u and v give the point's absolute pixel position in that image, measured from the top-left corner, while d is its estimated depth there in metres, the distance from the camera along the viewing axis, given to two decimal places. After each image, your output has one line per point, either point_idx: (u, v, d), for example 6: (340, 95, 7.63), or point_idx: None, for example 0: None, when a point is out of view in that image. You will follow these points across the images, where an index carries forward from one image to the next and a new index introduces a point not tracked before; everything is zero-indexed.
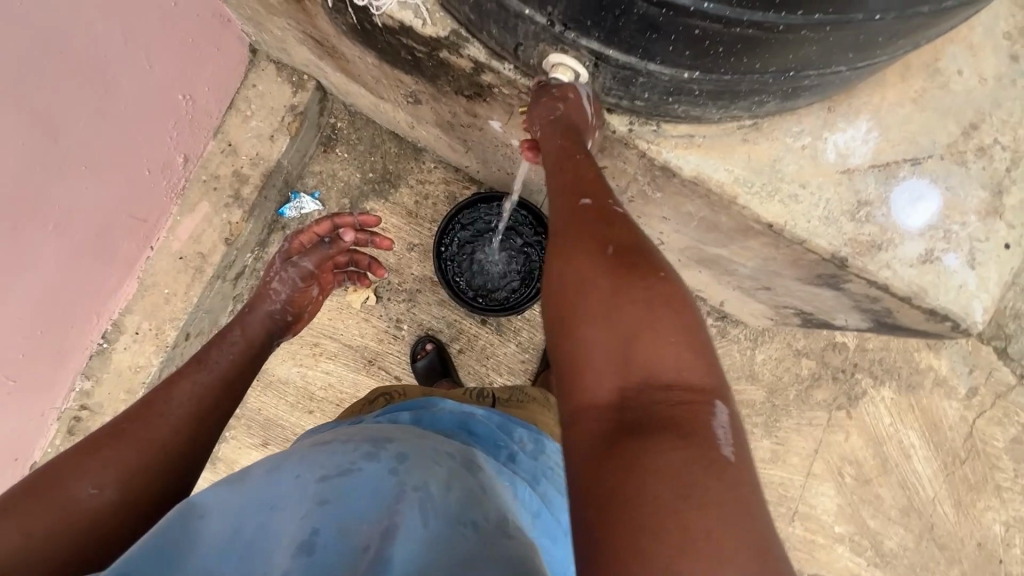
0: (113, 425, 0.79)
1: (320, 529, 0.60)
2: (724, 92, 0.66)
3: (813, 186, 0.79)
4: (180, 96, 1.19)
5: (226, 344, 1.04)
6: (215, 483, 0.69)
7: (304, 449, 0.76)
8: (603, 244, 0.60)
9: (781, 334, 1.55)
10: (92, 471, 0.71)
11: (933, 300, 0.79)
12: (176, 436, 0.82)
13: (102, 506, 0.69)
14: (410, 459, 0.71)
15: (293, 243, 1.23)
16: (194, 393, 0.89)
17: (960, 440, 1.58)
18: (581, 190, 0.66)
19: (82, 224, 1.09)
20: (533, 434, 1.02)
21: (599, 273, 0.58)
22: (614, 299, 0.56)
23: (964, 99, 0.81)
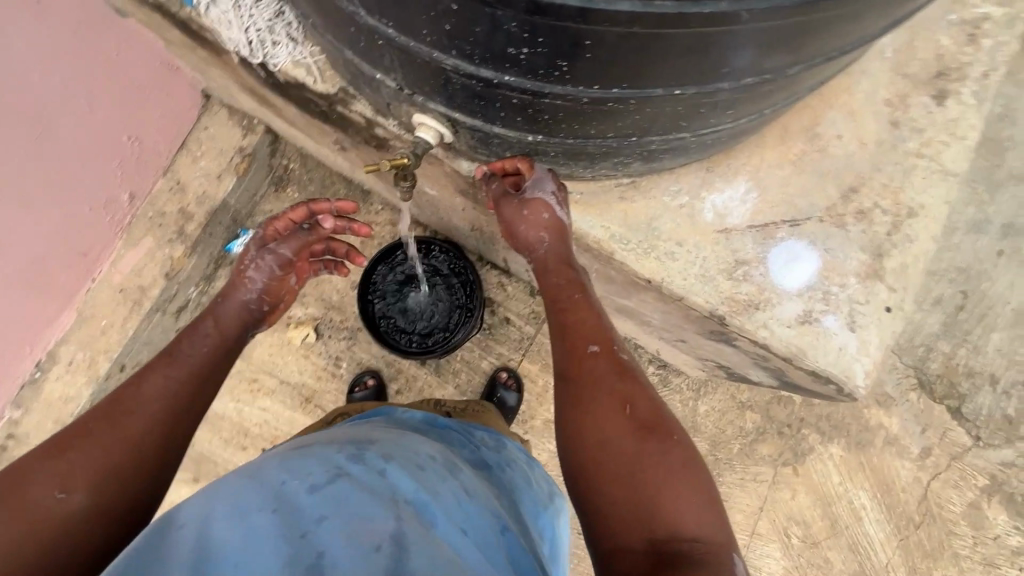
0: (81, 424, 0.75)
1: (327, 545, 0.59)
2: (578, 154, 0.68)
3: (689, 245, 0.80)
4: (126, 137, 1.25)
5: (197, 333, 0.93)
6: (186, 499, 0.65)
7: (279, 452, 0.76)
8: (622, 401, 0.73)
9: (724, 385, 1.52)
10: (59, 475, 0.68)
11: (812, 362, 0.78)
12: (149, 434, 0.77)
13: (69, 512, 0.67)
14: (397, 462, 0.74)
15: (266, 232, 1.01)
16: (171, 387, 0.83)
17: (914, 503, 1.51)
18: (591, 337, 0.79)
19: (15, 257, 1.12)
20: (493, 434, 1.09)
21: (620, 430, 0.71)
22: (637, 455, 0.68)
23: (844, 163, 0.82)
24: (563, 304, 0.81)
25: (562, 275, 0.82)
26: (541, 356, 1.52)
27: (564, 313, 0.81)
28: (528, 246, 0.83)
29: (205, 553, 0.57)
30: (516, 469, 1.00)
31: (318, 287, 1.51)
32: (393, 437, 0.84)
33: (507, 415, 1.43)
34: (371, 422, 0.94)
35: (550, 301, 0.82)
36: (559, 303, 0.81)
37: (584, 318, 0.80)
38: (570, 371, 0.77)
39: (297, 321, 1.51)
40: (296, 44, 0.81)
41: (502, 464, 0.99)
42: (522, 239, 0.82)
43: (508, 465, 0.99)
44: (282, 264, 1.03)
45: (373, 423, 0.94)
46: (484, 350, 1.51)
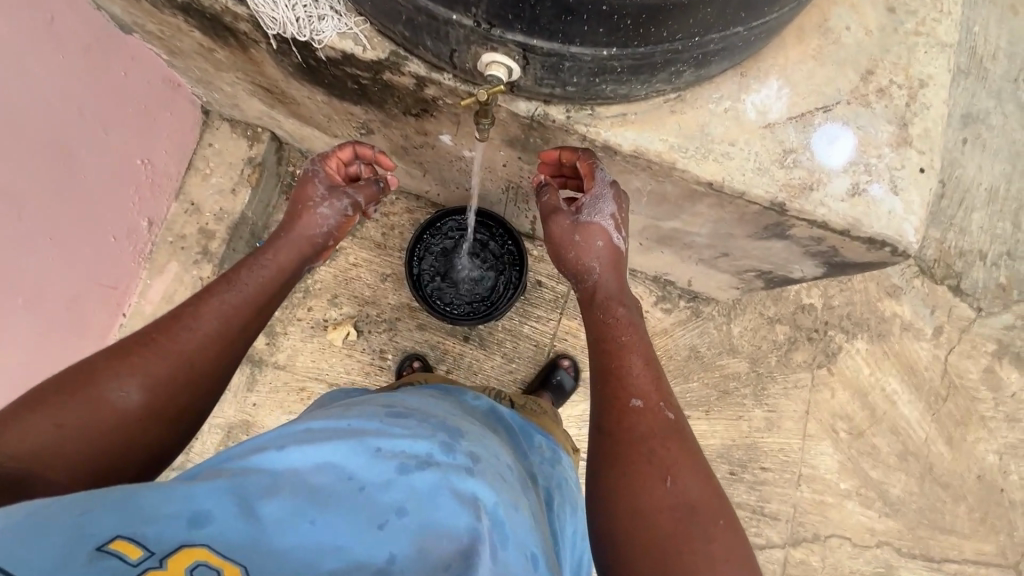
0: (144, 332, 0.77)
1: (398, 552, 0.60)
2: (643, 66, 0.74)
3: (741, 143, 0.86)
4: (139, 160, 1.22)
5: (255, 267, 0.90)
6: (291, 434, 0.71)
7: (379, 415, 0.78)
8: (664, 471, 0.73)
9: (751, 304, 1.61)
10: (123, 373, 0.72)
11: (869, 228, 0.86)
12: (204, 352, 0.78)
13: (124, 411, 0.70)
14: (481, 461, 0.75)
15: (329, 168, 1.01)
16: (224, 312, 0.82)
17: (937, 378, 1.64)
18: (632, 391, 0.80)
19: (53, 296, 1.09)
20: (550, 442, 1.11)
21: (664, 499, 0.71)
22: (674, 531, 0.69)
23: (857, 50, 0.90)
24: (609, 346, 0.85)
25: (615, 309, 0.89)
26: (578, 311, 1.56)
27: (609, 355, 0.84)
28: (578, 273, 0.94)
29: (295, 495, 0.62)
30: (563, 490, 1.03)
31: (349, 286, 1.52)
32: (480, 432, 0.85)
33: (560, 396, 1.47)
34: (453, 405, 0.96)
35: (600, 340, 0.87)
36: (607, 342, 0.86)
37: (635, 376, 0.81)
38: (610, 428, 0.78)
39: (335, 322, 1.52)
40: (340, 16, 0.84)
41: (554, 479, 1.03)
42: (573, 263, 0.93)
43: (558, 486, 1.01)
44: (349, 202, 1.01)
45: (455, 406, 0.96)
46: (522, 315, 1.55)
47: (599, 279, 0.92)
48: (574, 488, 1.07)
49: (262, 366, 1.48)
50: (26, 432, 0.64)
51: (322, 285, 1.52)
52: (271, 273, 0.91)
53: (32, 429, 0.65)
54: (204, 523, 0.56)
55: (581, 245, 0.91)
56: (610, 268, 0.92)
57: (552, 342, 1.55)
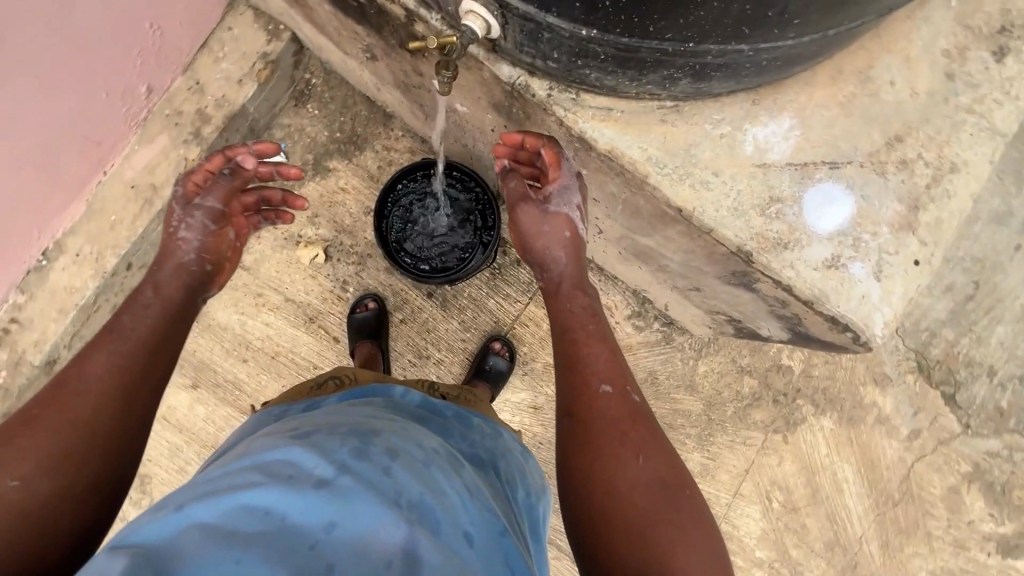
0: (25, 414, 0.72)
1: (335, 559, 0.60)
2: (629, 60, 0.66)
3: (726, 175, 0.78)
4: (149, 26, 1.19)
5: (139, 306, 0.87)
6: (191, 493, 0.65)
7: (285, 439, 0.74)
8: (634, 451, 0.75)
9: (726, 347, 1.53)
10: (10, 466, 0.67)
11: (834, 307, 0.78)
12: (101, 407, 0.74)
13: (31, 495, 0.66)
14: (401, 459, 0.74)
15: (187, 186, 1.01)
16: (116, 361, 0.78)
17: (895, 481, 1.54)
18: (601, 376, 0.81)
19: (32, 138, 1.10)
20: (490, 421, 1.06)
21: (636, 478, 0.73)
22: (650, 509, 0.70)
23: (893, 110, 0.79)
24: (573, 334, 0.85)
25: (580, 302, 0.88)
26: None
27: (576, 344, 0.84)
28: (543, 262, 0.91)
29: (208, 548, 0.58)
30: (512, 458, 0.99)
31: (331, 209, 1.50)
32: (399, 425, 0.83)
33: (497, 382, 1.45)
34: (371, 405, 0.92)
35: (564, 331, 0.87)
36: (570, 332, 0.86)
37: (592, 357, 0.83)
38: (579, 414, 0.78)
39: (308, 240, 1.50)
40: None
41: (499, 451, 0.98)
42: (537, 250, 0.90)
43: (505, 453, 0.99)
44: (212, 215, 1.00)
45: (373, 406, 0.91)
46: (491, 289, 1.51)
47: (564, 273, 0.90)
48: (523, 459, 1.03)
49: None
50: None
51: (306, 201, 1.50)
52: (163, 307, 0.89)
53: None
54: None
55: (546, 233, 0.89)
56: (573, 258, 0.90)
57: (512, 325, 1.51)
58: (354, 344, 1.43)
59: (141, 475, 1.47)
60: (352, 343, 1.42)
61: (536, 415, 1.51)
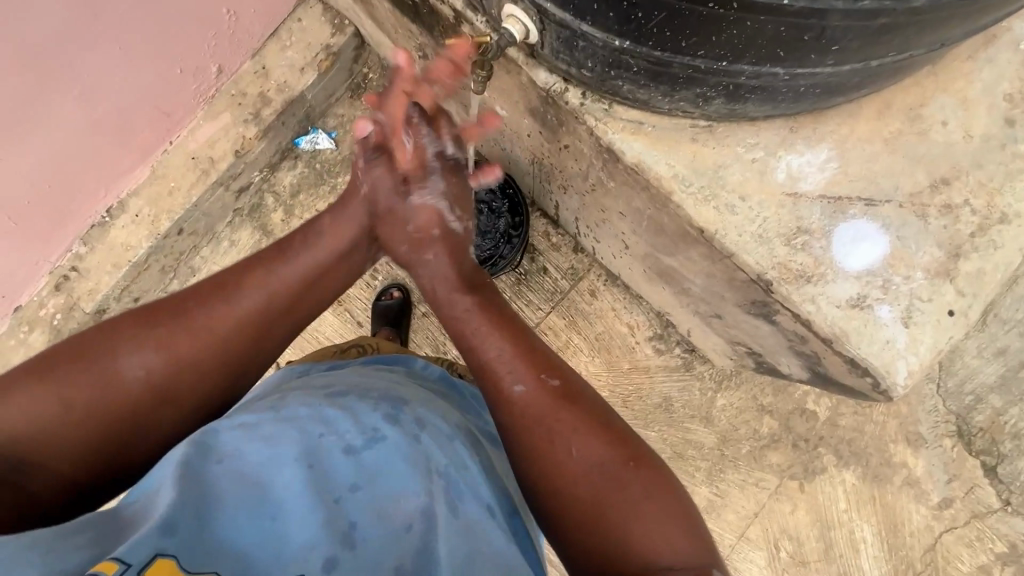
0: (183, 300, 0.76)
1: (357, 518, 0.63)
2: (661, 74, 0.66)
3: (753, 201, 0.76)
4: (225, 10, 1.28)
5: (311, 234, 0.85)
6: (230, 427, 0.67)
7: (316, 396, 0.76)
8: (571, 435, 0.72)
9: (749, 382, 1.48)
10: (147, 347, 0.71)
11: (853, 348, 0.74)
12: (237, 338, 0.76)
13: (143, 388, 0.70)
14: (428, 429, 0.76)
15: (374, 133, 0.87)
16: (266, 290, 0.79)
17: (919, 550, 1.44)
18: (514, 374, 0.77)
19: (107, 99, 1.20)
20: None
21: (576, 465, 0.70)
22: (595, 495, 0.68)
23: (942, 151, 0.76)
24: (471, 340, 0.81)
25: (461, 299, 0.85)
26: (569, 312, 1.51)
27: (478, 351, 0.80)
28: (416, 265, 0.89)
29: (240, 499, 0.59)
30: None
31: None
32: (424, 396, 0.85)
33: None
34: (396, 374, 0.94)
35: (460, 339, 0.83)
36: (466, 335, 0.82)
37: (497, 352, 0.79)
38: (503, 419, 0.76)
39: None
40: None
41: None
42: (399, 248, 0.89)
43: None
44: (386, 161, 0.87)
45: (397, 375, 0.93)
46: (515, 293, 1.52)
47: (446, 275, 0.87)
48: None
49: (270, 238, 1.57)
50: (36, 410, 0.64)
51: None
52: (328, 250, 0.84)
53: (41, 405, 0.65)
54: (171, 532, 0.53)
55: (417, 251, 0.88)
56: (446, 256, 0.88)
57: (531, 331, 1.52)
58: (375, 329, 1.47)
59: None
60: (374, 327, 1.46)
61: None
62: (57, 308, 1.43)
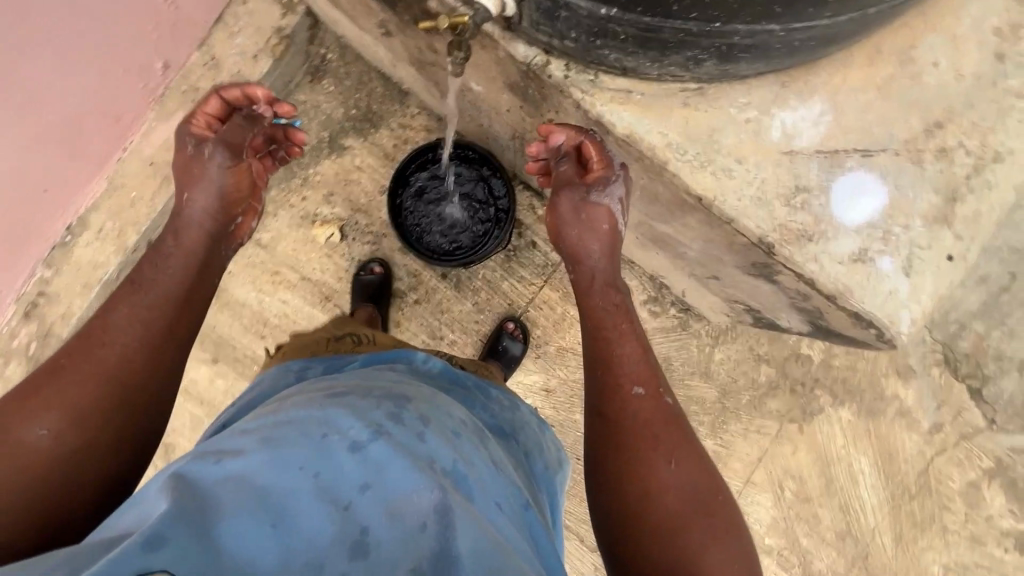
0: (56, 361, 0.78)
1: (368, 521, 0.62)
2: (650, 40, 0.62)
3: (750, 163, 0.74)
4: (163, 0, 1.18)
5: (158, 258, 0.89)
6: (228, 440, 0.66)
7: (317, 400, 0.75)
8: (667, 455, 0.77)
9: (744, 335, 1.50)
10: (40, 414, 0.72)
11: (858, 303, 0.75)
12: (130, 362, 0.79)
13: (55, 448, 0.72)
14: (432, 426, 0.76)
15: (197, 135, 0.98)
16: (137, 317, 0.82)
17: (913, 474, 1.52)
18: (634, 380, 0.82)
19: (50, 111, 1.11)
20: (508, 396, 1.08)
21: (668, 479, 0.76)
22: (677, 509, 0.74)
23: (935, 94, 0.74)
24: (607, 332, 0.86)
25: (608, 299, 0.87)
26: (563, 283, 1.50)
27: (608, 344, 0.85)
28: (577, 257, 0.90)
29: (243, 504, 0.58)
30: (527, 431, 1.00)
31: (346, 188, 1.50)
32: (427, 394, 0.84)
33: (510, 363, 1.45)
34: (396, 372, 0.93)
35: (596, 329, 0.87)
36: (602, 330, 0.86)
37: (623, 356, 0.84)
38: (610, 414, 0.81)
39: (323, 219, 1.51)
40: None
41: (516, 424, 1.00)
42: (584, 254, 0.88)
43: (522, 425, 1.00)
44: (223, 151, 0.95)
45: (397, 373, 0.92)
46: (506, 271, 1.50)
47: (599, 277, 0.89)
48: (541, 434, 1.03)
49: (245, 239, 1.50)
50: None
51: (321, 179, 1.50)
52: (186, 260, 0.90)
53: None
54: (159, 545, 0.50)
55: (585, 224, 0.86)
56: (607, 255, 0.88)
57: (527, 307, 1.51)
58: (359, 306, 1.44)
59: (164, 445, 1.51)
60: (357, 302, 1.43)
61: (549, 398, 1.51)
62: (30, 337, 1.36)
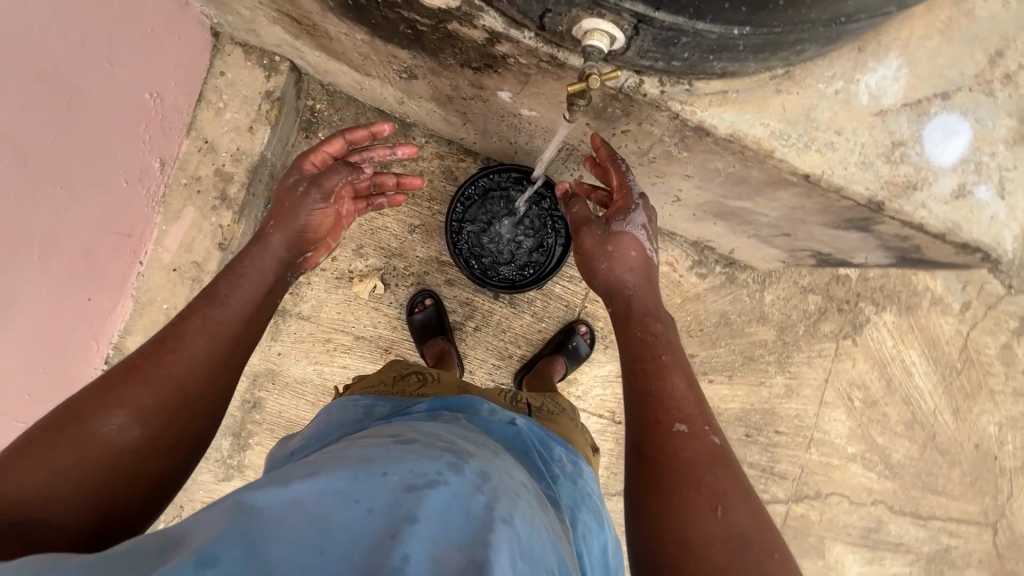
0: (128, 364, 0.73)
1: (410, 552, 0.56)
2: (769, 45, 0.64)
3: (848, 132, 0.77)
4: (147, 95, 1.08)
5: (235, 275, 0.87)
6: (298, 471, 0.66)
7: (384, 443, 0.73)
8: (713, 499, 0.71)
9: (787, 273, 1.58)
10: (111, 406, 0.68)
11: (966, 234, 0.81)
12: (201, 372, 0.75)
13: (123, 441, 0.68)
14: (493, 484, 0.69)
15: (303, 168, 1.01)
16: (208, 330, 0.78)
17: (956, 352, 1.67)
18: (675, 414, 0.79)
19: (67, 249, 1.00)
20: (571, 455, 1.02)
21: (714, 528, 0.69)
22: (726, 564, 0.66)
23: (989, 26, 0.79)
24: (645, 364, 0.85)
25: (642, 329, 0.89)
26: None
27: (650, 376, 0.83)
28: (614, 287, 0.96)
29: (295, 530, 0.57)
30: (589, 499, 0.94)
31: (375, 236, 1.45)
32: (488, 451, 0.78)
33: (574, 357, 1.46)
34: (460, 422, 0.90)
35: (636, 360, 0.86)
36: (641, 362, 0.85)
37: (667, 388, 0.82)
38: (650, 448, 0.77)
39: (361, 274, 1.45)
40: None
41: (580, 493, 0.93)
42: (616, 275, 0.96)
43: (592, 490, 0.96)
44: (317, 192, 0.98)
45: (463, 427, 0.88)
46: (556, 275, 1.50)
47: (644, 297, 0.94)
48: (602, 507, 0.96)
49: (286, 316, 1.44)
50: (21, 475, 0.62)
51: (347, 234, 1.44)
52: (258, 281, 0.88)
53: (30, 475, 0.62)
54: (208, 565, 0.52)
55: (613, 257, 0.94)
56: (643, 280, 0.94)
57: (584, 304, 1.52)
58: (424, 345, 1.41)
59: None
60: (421, 343, 1.41)
61: None
62: None
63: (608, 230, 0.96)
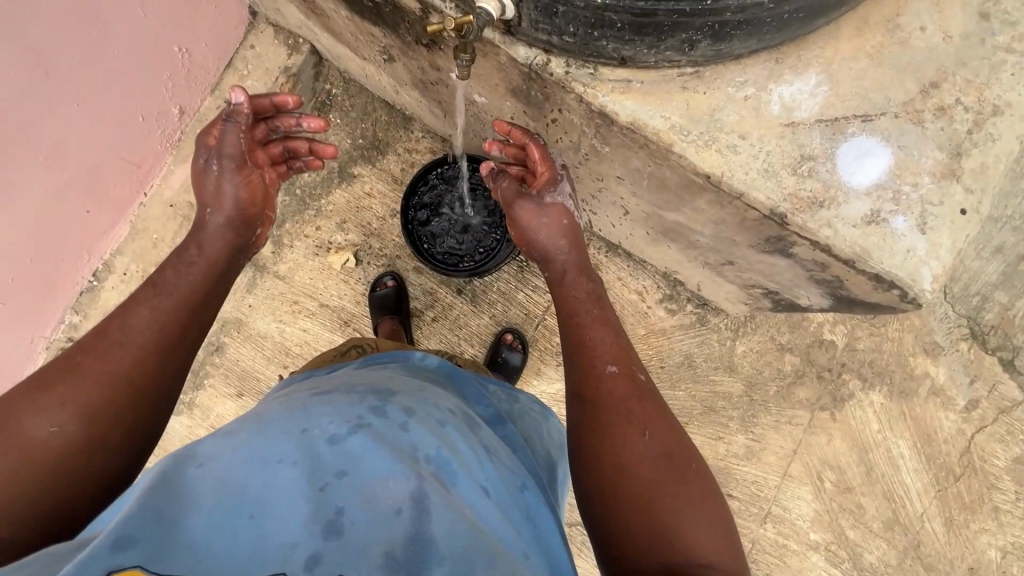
0: (68, 357, 0.71)
1: (344, 501, 0.58)
2: (646, 25, 0.66)
3: (753, 138, 0.78)
4: (177, 50, 1.25)
5: (181, 263, 0.84)
6: (205, 437, 0.64)
7: (301, 399, 0.72)
8: (639, 427, 0.73)
9: (764, 325, 1.49)
10: (47, 408, 0.66)
11: (876, 264, 0.77)
12: (138, 365, 0.72)
13: (61, 442, 0.65)
14: (418, 419, 0.71)
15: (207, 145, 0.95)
16: (151, 319, 0.75)
17: (955, 454, 1.45)
18: (605, 358, 0.80)
19: (76, 160, 1.14)
20: (505, 388, 1.03)
21: (641, 451, 0.71)
22: (654, 480, 0.69)
23: (925, 57, 0.78)
24: (580, 318, 0.86)
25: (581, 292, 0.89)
26: None
27: (583, 329, 0.85)
28: (544, 255, 0.94)
29: (213, 500, 0.55)
30: (527, 420, 0.97)
31: (358, 215, 1.53)
32: (414, 387, 0.79)
33: (512, 375, 1.45)
34: (386, 369, 0.87)
35: (572, 316, 0.87)
36: (575, 317, 0.87)
37: (597, 340, 0.83)
38: (586, 395, 0.78)
39: (338, 246, 1.54)
40: None
41: (514, 415, 0.96)
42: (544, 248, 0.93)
43: (520, 415, 0.96)
44: (231, 163, 0.93)
45: (390, 372, 0.86)
46: (520, 282, 1.52)
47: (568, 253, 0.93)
48: (541, 421, 1.00)
49: (264, 272, 1.54)
50: None
51: (333, 208, 1.54)
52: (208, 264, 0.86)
53: None
54: (128, 546, 0.48)
55: (550, 225, 0.93)
56: (569, 242, 0.93)
57: (544, 315, 1.51)
58: (377, 321, 1.46)
59: None
60: (375, 319, 1.45)
61: None
62: None
63: (541, 200, 0.94)
